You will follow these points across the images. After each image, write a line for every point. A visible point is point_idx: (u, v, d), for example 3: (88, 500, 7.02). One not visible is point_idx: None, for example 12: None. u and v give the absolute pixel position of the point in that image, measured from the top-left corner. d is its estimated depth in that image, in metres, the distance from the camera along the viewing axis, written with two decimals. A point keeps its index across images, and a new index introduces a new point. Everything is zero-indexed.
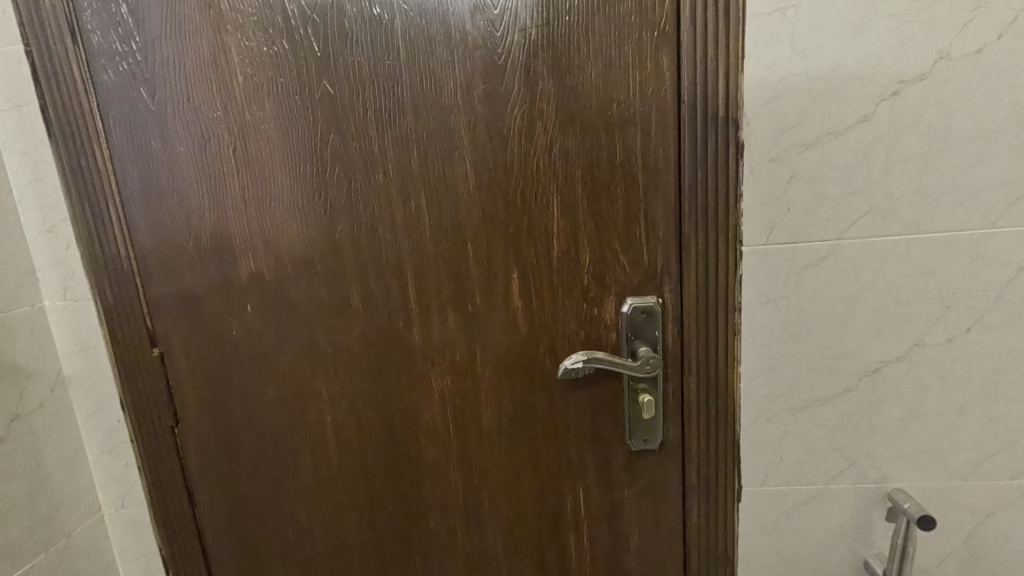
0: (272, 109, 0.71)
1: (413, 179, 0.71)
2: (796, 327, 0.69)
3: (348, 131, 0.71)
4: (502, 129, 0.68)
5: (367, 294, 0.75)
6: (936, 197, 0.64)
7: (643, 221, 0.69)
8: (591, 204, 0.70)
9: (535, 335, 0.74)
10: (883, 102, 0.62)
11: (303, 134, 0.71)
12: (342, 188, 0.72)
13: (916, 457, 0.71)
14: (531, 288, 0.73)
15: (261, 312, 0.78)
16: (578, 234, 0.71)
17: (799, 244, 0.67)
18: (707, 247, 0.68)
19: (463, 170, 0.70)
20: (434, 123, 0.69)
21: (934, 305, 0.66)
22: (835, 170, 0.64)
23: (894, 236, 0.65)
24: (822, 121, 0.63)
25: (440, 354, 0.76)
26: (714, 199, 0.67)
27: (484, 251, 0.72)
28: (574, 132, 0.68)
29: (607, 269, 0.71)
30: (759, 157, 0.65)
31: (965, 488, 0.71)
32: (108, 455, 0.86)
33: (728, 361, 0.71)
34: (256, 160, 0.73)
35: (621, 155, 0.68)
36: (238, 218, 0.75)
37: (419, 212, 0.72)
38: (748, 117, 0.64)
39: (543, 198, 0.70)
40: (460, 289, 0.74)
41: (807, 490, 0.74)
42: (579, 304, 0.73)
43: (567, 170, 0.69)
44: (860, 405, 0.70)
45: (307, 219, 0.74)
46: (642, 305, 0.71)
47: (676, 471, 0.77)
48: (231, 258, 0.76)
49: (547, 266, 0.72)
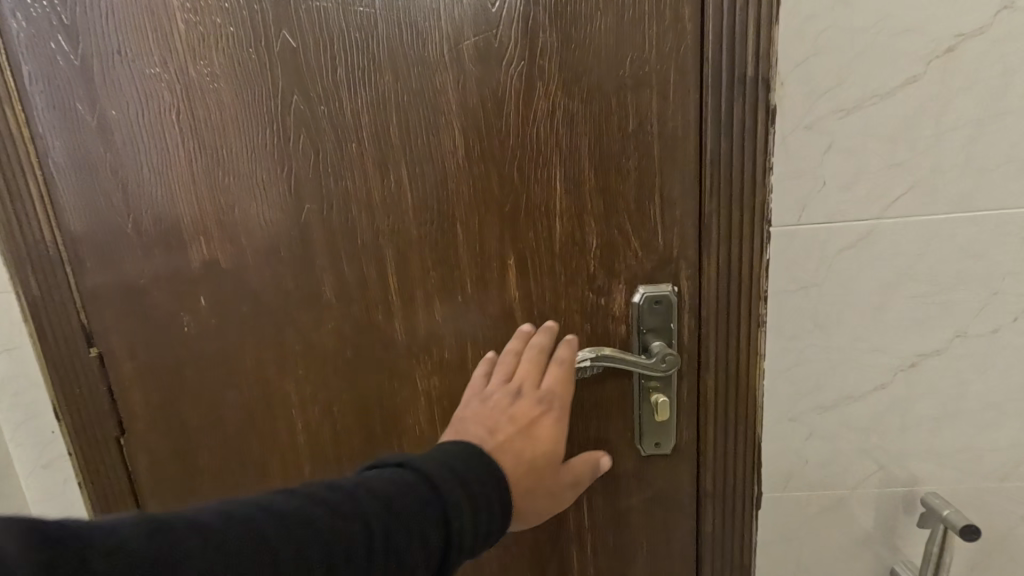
0: (222, 64, 0.60)
1: (392, 150, 0.61)
2: (827, 318, 0.61)
3: (312, 90, 0.60)
4: (497, 91, 0.59)
5: (340, 284, 0.65)
6: (988, 171, 0.56)
7: (658, 199, 0.61)
8: (599, 179, 0.61)
9: (534, 328, 0.66)
10: (936, 60, 0.54)
11: (260, 95, 0.60)
12: (307, 159, 0.62)
13: (950, 458, 0.65)
14: (530, 276, 0.64)
15: (215, 305, 0.67)
16: (584, 213, 0.62)
17: (834, 224, 0.59)
18: (731, 228, 0.60)
19: (451, 139, 0.60)
20: (415, 82, 0.59)
21: (980, 293, 0.60)
22: (877, 139, 0.56)
23: (940, 214, 0.58)
24: (866, 82, 0.55)
25: (427, 352, 0.67)
26: (741, 173, 0.58)
27: (476, 234, 0.63)
28: (580, 94, 0.58)
29: (616, 254, 0.63)
30: (792, 125, 0.57)
31: (1000, 490, 0.66)
32: (43, 471, 0.75)
33: (750, 356, 0.63)
34: (204, 125, 0.61)
35: (633, 122, 0.59)
36: (185, 196, 0.64)
37: (401, 188, 0.62)
38: (781, 78, 0.55)
39: (544, 172, 0.61)
40: (449, 277, 0.64)
41: (832, 495, 0.68)
42: (584, 294, 0.64)
43: (572, 139, 0.60)
44: (893, 402, 0.64)
45: (268, 196, 0.63)
46: (655, 294, 0.63)
47: (690, 477, 0.69)
48: (179, 242, 0.65)
49: (549, 250, 0.63)
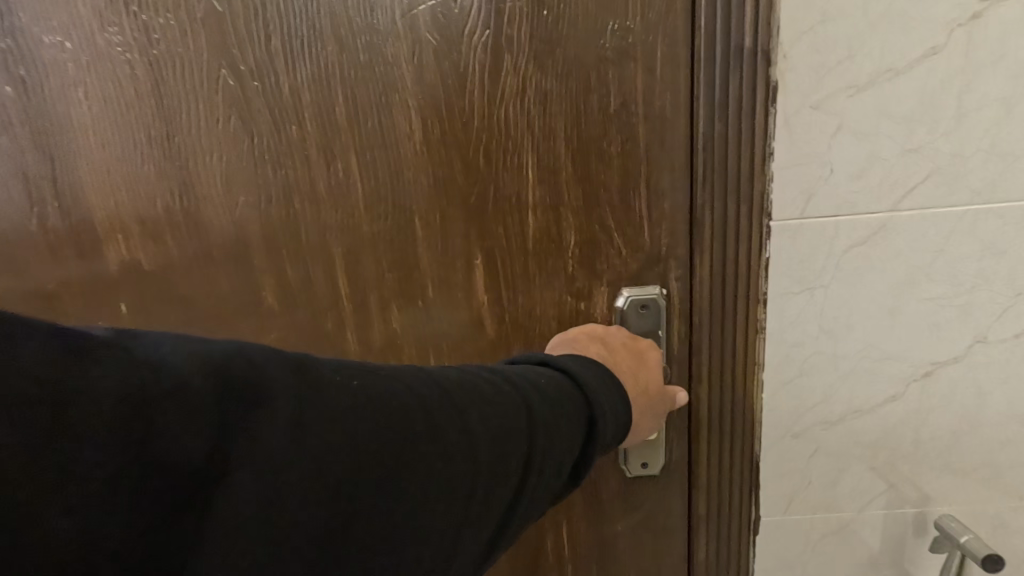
0: (132, 32, 0.51)
1: (338, 134, 0.53)
2: (834, 323, 0.55)
3: (240, 62, 0.51)
4: (459, 64, 0.51)
5: (283, 288, 0.57)
6: (1015, 156, 0.50)
7: (644, 189, 0.53)
8: (577, 167, 0.53)
9: (505, 337, 0.58)
10: (960, 29, 0.47)
11: (180, 69, 0.51)
12: (240, 144, 0.53)
13: (966, 475, 0.59)
14: (500, 277, 0.56)
15: (139, 313, 0.59)
16: (560, 206, 0.54)
17: (842, 217, 0.52)
18: (727, 223, 0.53)
19: (407, 121, 0.52)
20: (364, 54, 0.51)
21: (1002, 293, 0.53)
22: (892, 120, 0.50)
23: (960, 206, 0.51)
24: (880, 54, 0.48)
25: (384, 364, 0.59)
26: (738, 161, 0.51)
27: (438, 230, 0.55)
28: (554, 69, 0.51)
29: (597, 252, 0.55)
30: (797, 104, 0.49)
31: (1018, 510, 0.60)
32: None
33: (747, 366, 0.56)
34: (117, 105, 0.52)
35: (616, 101, 0.51)
36: (97, 188, 0.55)
37: (350, 177, 0.54)
38: (785, 50, 0.48)
39: (514, 159, 0.53)
40: (409, 280, 0.57)
41: (835, 516, 0.61)
42: (562, 298, 0.57)
43: (547, 121, 0.52)
44: (905, 416, 0.57)
45: (195, 187, 0.54)
46: (642, 297, 0.56)
47: (680, 500, 0.62)
48: (93, 242, 0.57)
49: (521, 248, 0.55)
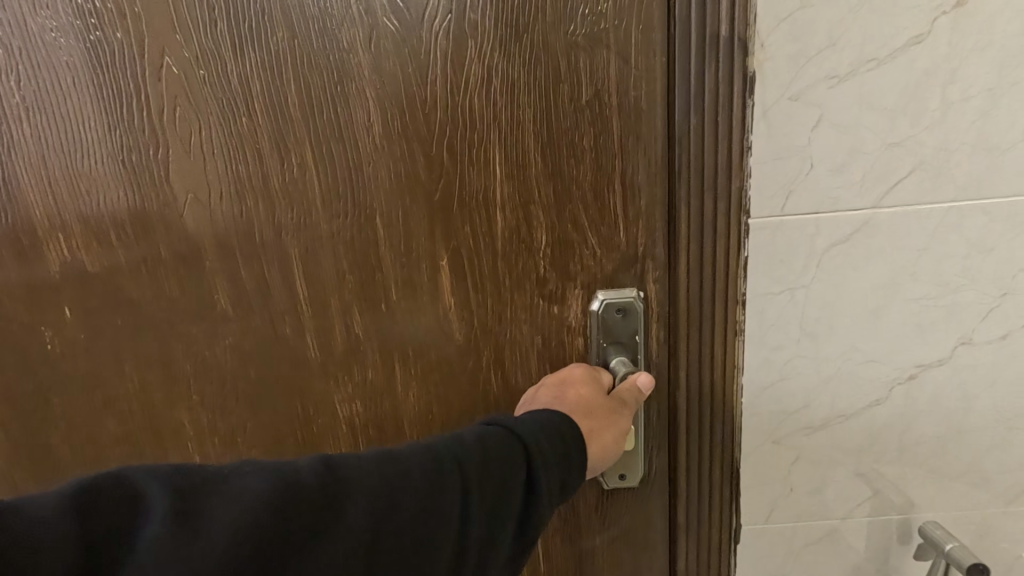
0: (64, 15, 0.47)
1: (291, 127, 0.50)
2: (815, 325, 0.52)
3: (182, 48, 0.47)
4: (420, 52, 0.48)
5: (235, 292, 0.54)
6: (1002, 150, 0.48)
7: (618, 186, 0.51)
8: (547, 163, 0.50)
9: (476, 342, 0.55)
10: (945, 15, 0.45)
11: (117, 55, 0.48)
12: (185, 138, 0.50)
13: (953, 481, 0.57)
14: (468, 280, 0.53)
15: (83, 319, 0.56)
16: (530, 205, 0.51)
17: (823, 215, 0.50)
18: (704, 221, 0.50)
19: (366, 114, 0.49)
20: (316, 40, 0.47)
21: (989, 293, 0.51)
22: (875, 112, 0.47)
23: (945, 202, 0.49)
24: (862, 43, 0.46)
25: (347, 371, 0.56)
26: (714, 156, 0.48)
27: (400, 229, 0.52)
28: (521, 57, 0.48)
29: (570, 252, 0.53)
30: (775, 96, 0.47)
31: (1007, 516, 0.58)
32: None
33: (726, 368, 0.54)
34: (52, 94, 0.49)
35: (587, 93, 0.49)
36: (33, 183, 0.52)
37: (306, 174, 0.51)
38: (763, 38, 0.46)
39: (480, 154, 0.50)
40: (371, 283, 0.54)
41: (819, 525, 0.59)
42: (534, 303, 0.54)
43: (514, 113, 0.49)
44: (889, 421, 0.55)
45: (139, 183, 0.51)
46: (617, 299, 0.53)
47: (661, 511, 0.59)
48: (31, 240, 0.54)
49: (489, 249, 0.53)
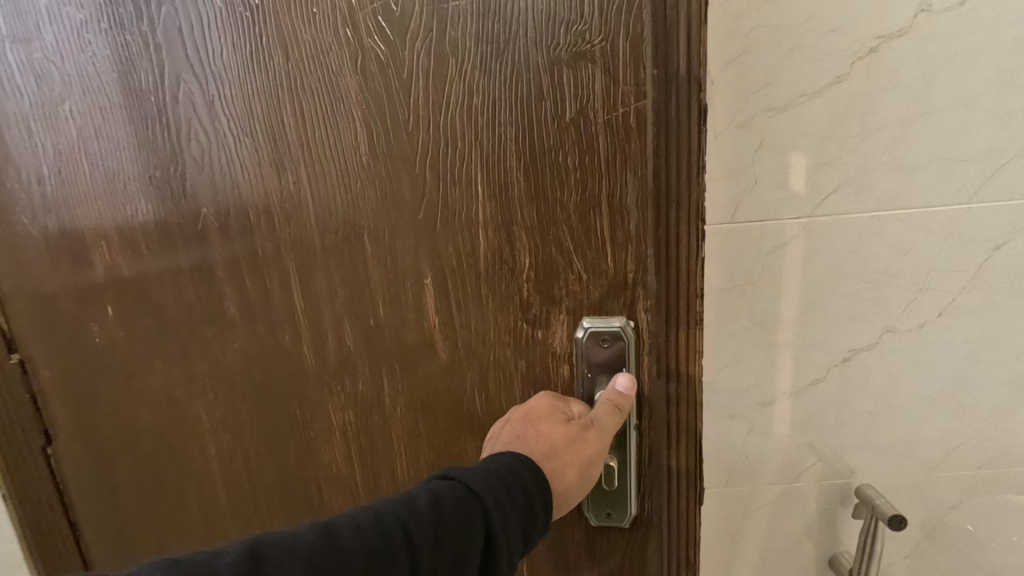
0: (110, 61, 0.57)
1: (290, 153, 0.57)
2: (763, 317, 0.62)
3: (203, 87, 0.57)
4: (405, 77, 0.53)
5: (243, 295, 0.62)
6: (914, 169, 0.58)
7: (607, 210, 0.54)
8: (529, 184, 0.55)
9: (456, 357, 0.60)
10: (861, 59, 0.55)
11: (150, 93, 0.58)
12: (213, 160, 0.59)
13: (884, 450, 0.67)
14: (450, 297, 0.59)
15: (124, 316, 0.65)
16: (513, 225, 0.56)
17: (767, 224, 0.59)
18: (670, 232, 0.56)
19: (358, 138, 0.56)
20: (311, 78, 0.55)
21: (908, 288, 0.61)
22: (806, 138, 0.57)
23: (869, 212, 0.59)
24: (794, 81, 0.56)
25: (340, 381, 0.63)
26: (675, 176, 0.55)
27: (387, 247, 0.58)
28: (504, 81, 0.52)
29: (554, 276, 0.56)
30: (724, 123, 0.57)
31: (932, 481, 0.67)
32: None
33: (690, 362, 0.59)
34: (100, 126, 0.60)
35: (569, 113, 0.52)
36: (85, 200, 0.62)
37: (312, 192, 0.58)
38: (712, 78, 0.56)
39: (462, 175, 0.55)
40: (362, 296, 0.60)
41: (770, 489, 0.69)
42: (514, 322, 0.58)
43: (495, 135, 0.54)
44: (828, 397, 0.65)
45: (168, 202, 0.61)
46: (605, 328, 0.57)
47: (656, 537, 0.63)
48: (83, 247, 0.64)
49: (472, 270, 0.58)
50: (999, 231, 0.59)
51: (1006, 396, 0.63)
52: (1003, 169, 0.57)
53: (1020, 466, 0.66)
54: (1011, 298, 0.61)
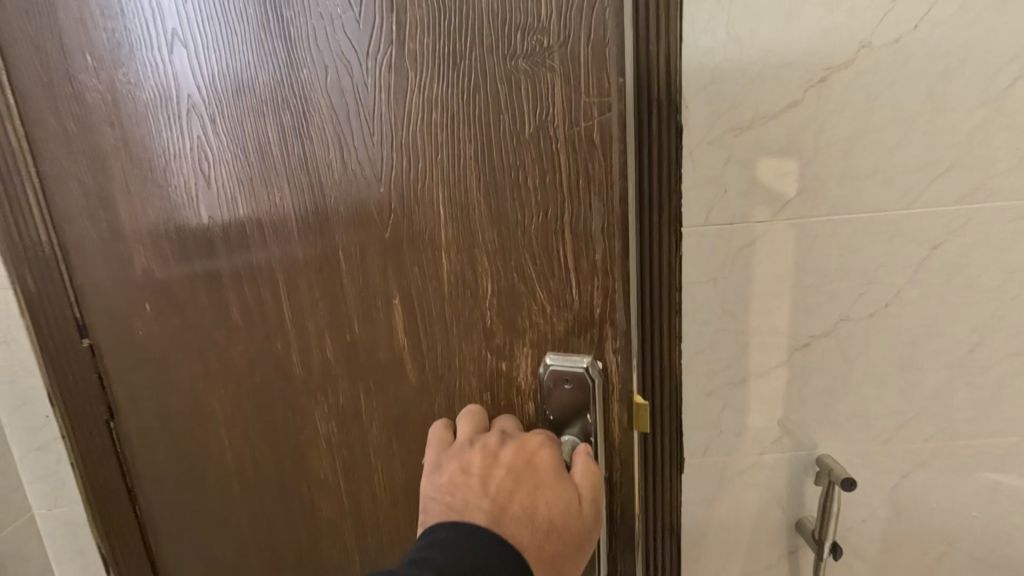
0: (137, 83, 0.63)
1: (280, 171, 0.61)
2: (734, 306, 0.72)
3: (210, 107, 0.61)
4: (374, 92, 0.54)
5: (245, 307, 0.68)
6: (861, 179, 0.67)
7: (569, 237, 0.54)
8: (490, 206, 0.55)
9: (423, 382, 0.63)
10: (813, 87, 0.65)
11: (170, 113, 0.63)
12: (219, 172, 0.63)
13: (842, 424, 0.76)
14: (416, 319, 0.60)
15: (158, 314, 0.72)
16: (474, 248, 0.56)
17: (736, 225, 0.69)
18: (654, 230, 0.69)
19: (336, 155, 0.58)
20: (295, 99, 0.57)
21: (859, 282, 0.71)
22: (767, 153, 0.67)
23: (823, 216, 0.69)
24: (756, 105, 0.65)
25: (323, 393, 0.68)
26: (657, 183, 0.68)
27: (359, 265, 0.61)
28: (465, 102, 0.52)
29: (518, 302, 0.57)
30: (697, 140, 0.67)
31: (884, 452, 0.77)
32: (37, 453, 0.85)
33: (668, 337, 0.73)
34: (129, 141, 0.66)
35: (529, 130, 0.51)
36: (125, 208, 0.69)
37: (301, 205, 0.61)
38: (686, 102, 0.66)
39: (428, 197, 0.56)
40: (337, 311, 0.64)
41: (743, 460, 0.78)
42: (482, 351, 0.59)
43: (455, 153, 0.54)
44: (792, 378, 0.74)
45: (186, 212, 0.67)
46: (568, 368, 0.56)
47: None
48: (125, 250, 0.71)
49: (436, 293, 0.59)
50: (936, 232, 0.68)
51: (945, 377, 0.73)
52: (936, 180, 0.67)
53: (959, 438, 0.75)
54: (947, 292, 0.70)
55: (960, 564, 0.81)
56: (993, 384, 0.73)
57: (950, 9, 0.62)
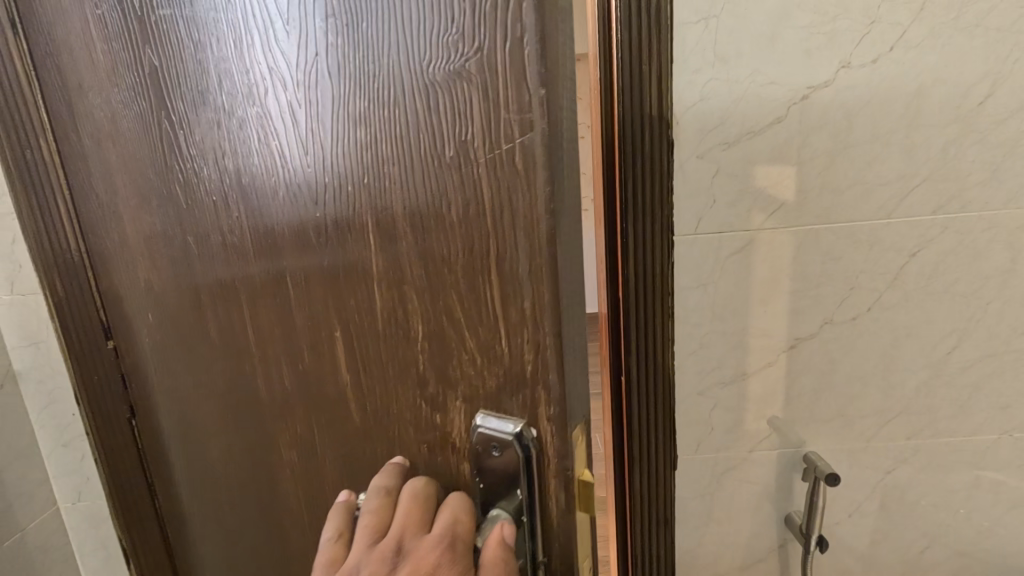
0: (117, 93, 0.58)
1: (230, 189, 0.52)
2: (724, 310, 0.76)
3: (173, 119, 0.54)
4: (300, 101, 0.43)
5: (221, 325, 0.60)
6: (842, 190, 0.71)
7: (497, 277, 0.39)
8: (419, 241, 0.42)
9: (371, 426, 0.51)
10: (795, 104, 0.69)
11: (142, 124, 0.57)
12: (186, 192, 0.56)
13: (828, 422, 0.80)
14: (359, 358, 0.49)
15: (160, 326, 0.69)
16: (404, 283, 0.44)
17: (725, 234, 0.73)
18: (647, 237, 0.73)
19: (273, 174, 0.48)
20: (235, 107, 0.48)
21: (842, 287, 0.75)
22: (753, 166, 0.71)
23: (807, 224, 0.73)
24: (743, 122, 0.70)
25: (284, 420, 0.58)
26: (651, 193, 0.72)
27: (304, 291, 0.50)
28: (380, 105, 0.39)
29: (447, 348, 0.43)
30: (688, 154, 0.71)
31: (869, 449, 0.80)
32: (62, 449, 0.90)
33: (661, 339, 0.77)
34: (120, 155, 0.62)
35: (449, 151, 0.38)
36: (130, 224, 0.66)
37: (252, 232, 0.52)
38: (677, 119, 0.70)
39: (354, 220, 0.44)
40: (292, 340, 0.54)
41: (733, 456, 0.82)
42: (417, 400, 0.47)
43: (379, 176, 0.41)
44: (780, 378, 0.78)
45: (168, 231, 0.61)
46: (497, 432, 0.42)
47: None
48: (133, 263, 0.69)
49: (371, 327, 0.47)
50: (913, 240, 0.72)
51: (926, 376, 0.77)
52: (912, 191, 0.71)
53: (940, 435, 0.79)
54: (926, 296, 0.74)
55: (943, 557, 0.85)
56: (971, 384, 0.77)
57: (923, 32, 0.66)
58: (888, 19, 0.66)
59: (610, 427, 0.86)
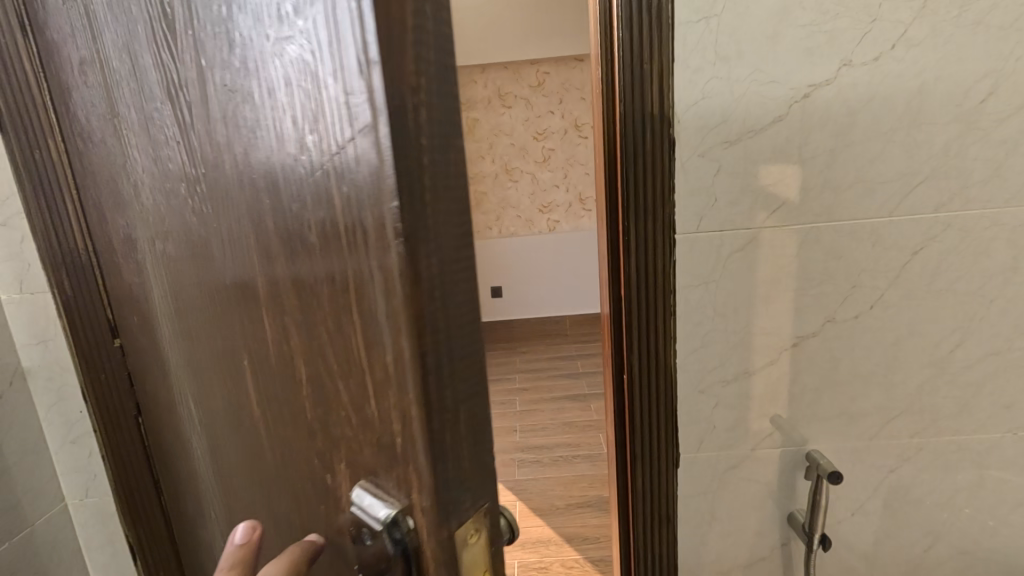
0: (86, 97, 0.57)
1: (155, 195, 0.49)
2: (725, 308, 0.76)
3: (115, 122, 0.51)
4: (189, 101, 0.38)
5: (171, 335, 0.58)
6: (843, 188, 0.72)
7: (357, 320, 0.31)
8: (287, 265, 0.35)
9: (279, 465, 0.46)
10: (796, 103, 0.69)
11: (100, 128, 0.55)
12: (133, 198, 0.54)
13: (830, 420, 0.80)
14: (259, 388, 0.44)
15: (144, 328, 0.69)
16: (281, 314, 0.38)
17: (727, 232, 0.74)
18: (649, 234, 0.73)
19: (181, 182, 0.44)
20: (147, 109, 0.44)
21: (843, 285, 0.75)
22: (755, 164, 0.71)
23: (809, 222, 0.73)
24: (744, 120, 0.70)
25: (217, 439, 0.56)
26: (652, 191, 0.72)
27: (214, 307, 0.46)
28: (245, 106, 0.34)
29: (326, 394, 0.37)
30: (689, 152, 0.71)
31: (871, 447, 0.80)
32: (70, 446, 0.91)
33: (664, 336, 0.77)
34: (97, 159, 0.61)
35: (302, 161, 0.31)
36: (113, 228, 0.66)
37: (173, 242, 0.49)
38: (678, 117, 0.70)
39: (237, 234, 0.39)
40: (212, 359, 0.50)
41: (735, 455, 0.82)
42: (309, 448, 0.41)
43: (253, 189, 0.36)
44: (781, 375, 0.78)
45: (132, 238, 0.60)
46: (370, 515, 0.34)
47: None
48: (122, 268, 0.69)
49: (265, 359, 0.42)
50: (915, 238, 0.72)
51: (929, 374, 0.77)
52: (914, 188, 0.71)
53: (943, 434, 0.79)
54: (928, 294, 0.74)
55: (947, 556, 0.84)
56: (974, 382, 0.77)
57: (925, 30, 0.67)
58: (889, 16, 0.66)
59: (614, 425, 0.87)
